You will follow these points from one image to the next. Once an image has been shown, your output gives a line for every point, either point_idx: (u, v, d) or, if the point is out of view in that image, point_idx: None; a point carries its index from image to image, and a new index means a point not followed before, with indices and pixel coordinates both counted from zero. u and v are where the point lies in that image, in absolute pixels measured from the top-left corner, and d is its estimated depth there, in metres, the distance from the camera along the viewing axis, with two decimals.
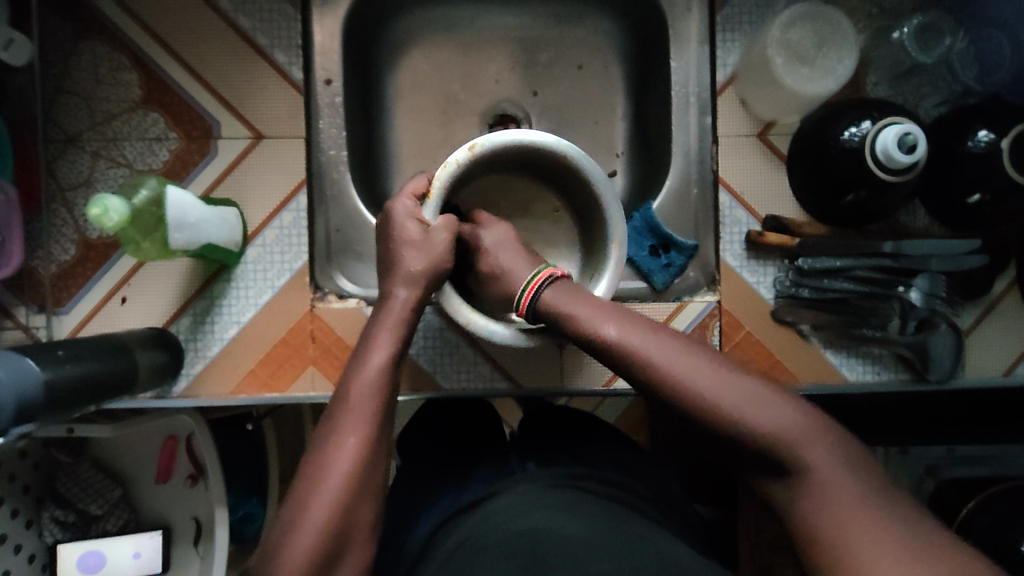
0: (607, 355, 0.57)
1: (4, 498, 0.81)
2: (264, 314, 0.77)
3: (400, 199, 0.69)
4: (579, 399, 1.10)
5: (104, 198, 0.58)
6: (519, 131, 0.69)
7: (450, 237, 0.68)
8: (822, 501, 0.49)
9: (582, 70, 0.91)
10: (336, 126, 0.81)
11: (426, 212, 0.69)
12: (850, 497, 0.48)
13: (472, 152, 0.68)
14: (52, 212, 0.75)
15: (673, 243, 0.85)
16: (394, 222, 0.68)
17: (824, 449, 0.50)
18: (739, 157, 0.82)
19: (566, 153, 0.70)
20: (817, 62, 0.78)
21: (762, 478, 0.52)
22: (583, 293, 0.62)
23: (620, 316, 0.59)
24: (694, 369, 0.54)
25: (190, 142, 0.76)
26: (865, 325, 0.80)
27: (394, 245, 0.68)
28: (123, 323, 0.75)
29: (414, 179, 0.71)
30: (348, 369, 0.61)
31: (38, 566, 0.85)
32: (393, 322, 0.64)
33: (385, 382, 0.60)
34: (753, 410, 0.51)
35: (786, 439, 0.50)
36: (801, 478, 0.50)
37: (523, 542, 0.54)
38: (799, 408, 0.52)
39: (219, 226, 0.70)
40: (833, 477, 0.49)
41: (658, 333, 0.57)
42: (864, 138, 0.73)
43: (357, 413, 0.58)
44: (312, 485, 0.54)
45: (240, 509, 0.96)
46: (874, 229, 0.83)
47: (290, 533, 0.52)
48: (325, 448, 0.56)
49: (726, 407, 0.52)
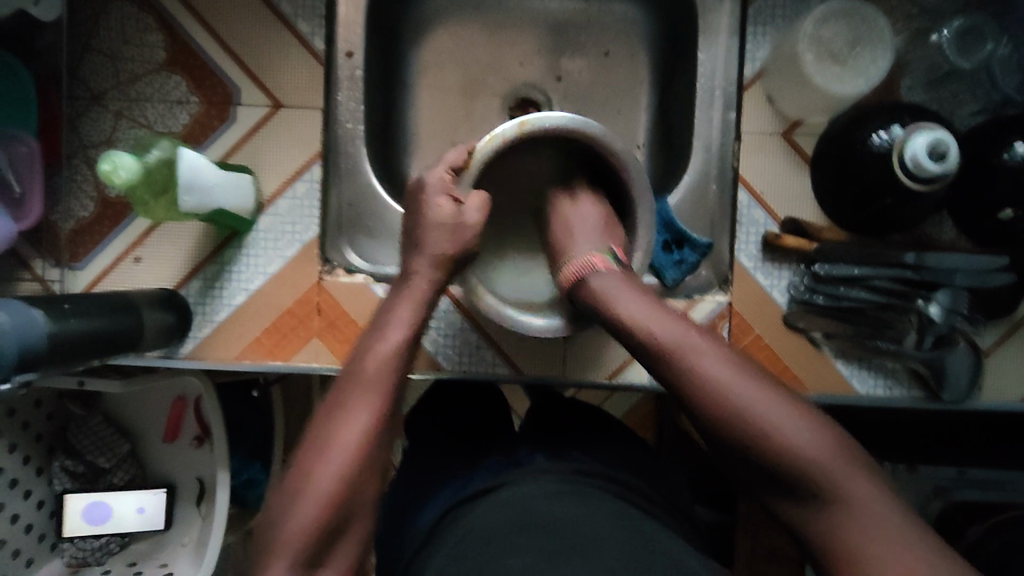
0: (651, 354, 0.59)
1: (17, 443, 0.83)
2: (273, 283, 0.77)
3: (436, 171, 0.70)
4: (587, 391, 1.09)
5: (114, 154, 0.58)
6: (572, 116, 0.67)
7: (482, 217, 0.68)
8: (851, 530, 0.50)
9: (608, 58, 0.90)
10: (355, 99, 0.81)
11: (460, 187, 0.69)
12: (880, 528, 0.49)
13: (522, 128, 0.67)
14: (73, 168, 0.76)
15: (687, 239, 0.83)
16: (427, 198, 0.68)
17: (858, 481, 0.52)
18: (762, 155, 0.80)
19: (612, 145, 0.68)
20: (851, 61, 0.75)
21: (786, 498, 0.54)
22: (632, 288, 0.63)
23: (657, 310, 0.61)
24: (740, 385, 0.55)
25: (210, 108, 0.77)
26: (881, 337, 0.77)
27: (424, 223, 0.68)
28: (135, 281, 0.76)
29: (453, 150, 0.72)
30: (363, 342, 0.62)
31: (46, 514, 0.87)
32: (415, 301, 0.65)
33: (398, 356, 0.60)
34: (791, 432, 0.53)
35: (821, 463, 0.52)
36: (833, 506, 0.51)
37: (535, 529, 0.55)
38: (833, 435, 0.54)
39: (232, 192, 0.70)
40: (865, 507, 0.50)
41: (702, 341, 0.58)
42: (893, 144, 0.70)
43: (371, 383, 0.58)
44: (321, 452, 0.54)
45: (242, 474, 0.97)
46: (897, 239, 0.80)
47: (295, 500, 0.52)
48: (337, 415, 0.56)
49: (764, 422, 0.53)
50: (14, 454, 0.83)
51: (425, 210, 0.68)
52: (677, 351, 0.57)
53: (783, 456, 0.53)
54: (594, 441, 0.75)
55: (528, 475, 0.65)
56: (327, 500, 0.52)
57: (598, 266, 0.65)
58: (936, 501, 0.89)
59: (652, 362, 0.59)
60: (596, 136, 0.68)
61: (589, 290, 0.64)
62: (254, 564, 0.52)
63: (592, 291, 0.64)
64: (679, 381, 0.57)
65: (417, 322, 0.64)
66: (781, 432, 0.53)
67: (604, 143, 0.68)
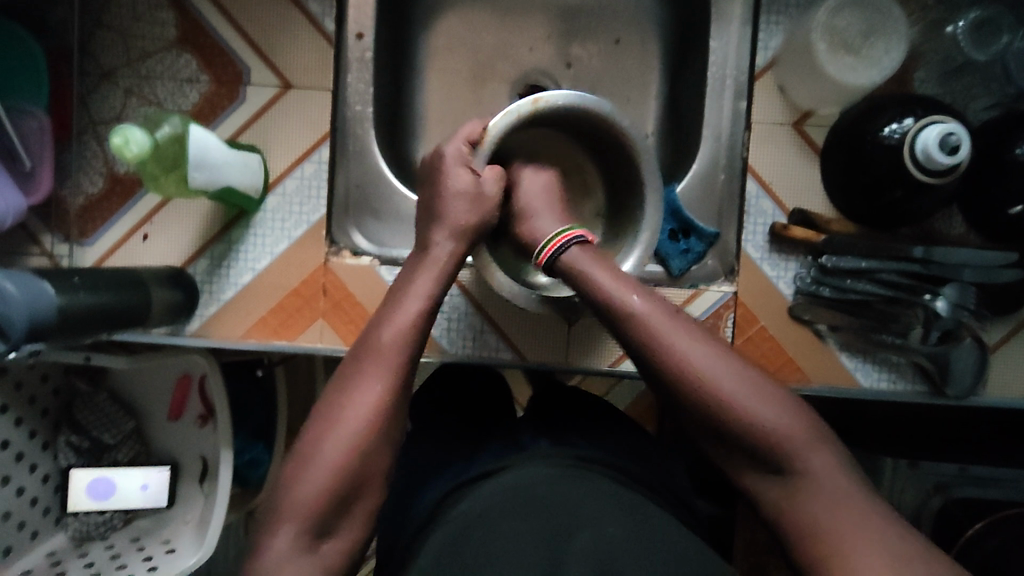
0: (623, 328, 0.58)
1: (24, 417, 0.84)
2: (279, 263, 0.78)
3: (454, 143, 0.70)
4: (591, 380, 1.09)
5: (127, 128, 0.59)
6: (586, 95, 0.69)
7: (499, 190, 0.70)
8: (810, 504, 0.51)
9: (619, 45, 0.89)
10: (364, 81, 0.80)
11: (477, 160, 0.69)
12: (838, 502, 0.51)
13: (536, 104, 0.68)
14: (83, 144, 0.76)
15: (693, 228, 0.83)
16: (446, 170, 0.68)
17: (820, 456, 0.53)
18: (772, 145, 0.80)
19: (623, 123, 0.70)
20: (864, 52, 0.74)
21: (754, 472, 0.55)
22: (605, 260, 0.62)
23: (631, 285, 0.60)
24: (713, 361, 0.55)
25: (220, 86, 0.77)
26: (886, 331, 0.78)
27: (442, 195, 0.68)
28: (143, 258, 0.77)
29: (469, 123, 0.71)
30: (380, 314, 0.62)
31: (51, 488, 0.88)
32: (435, 273, 0.65)
33: (414, 329, 0.60)
34: (756, 409, 0.54)
35: (790, 438, 0.53)
36: (794, 479, 0.53)
37: (533, 509, 0.55)
38: (799, 412, 0.55)
39: (241, 170, 0.71)
40: (825, 481, 0.52)
41: (675, 315, 0.58)
42: (904, 136, 0.70)
43: (385, 356, 0.58)
44: (330, 424, 0.54)
45: (245, 453, 0.98)
46: (906, 233, 0.80)
47: (304, 472, 0.53)
48: (348, 387, 0.56)
49: (737, 398, 0.54)
50: (22, 428, 0.83)
51: (444, 182, 0.68)
52: (649, 327, 0.57)
53: (752, 431, 0.54)
54: (596, 428, 0.76)
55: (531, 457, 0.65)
56: (335, 472, 0.53)
57: (578, 241, 0.65)
58: (937, 497, 0.88)
59: (624, 336, 0.58)
60: (608, 116, 0.69)
61: (565, 264, 0.64)
62: (260, 540, 0.52)
63: (569, 264, 0.63)
64: (649, 358, 0.57)
65: (437, 293, 0.64)
66: (747, 408, 0.54)
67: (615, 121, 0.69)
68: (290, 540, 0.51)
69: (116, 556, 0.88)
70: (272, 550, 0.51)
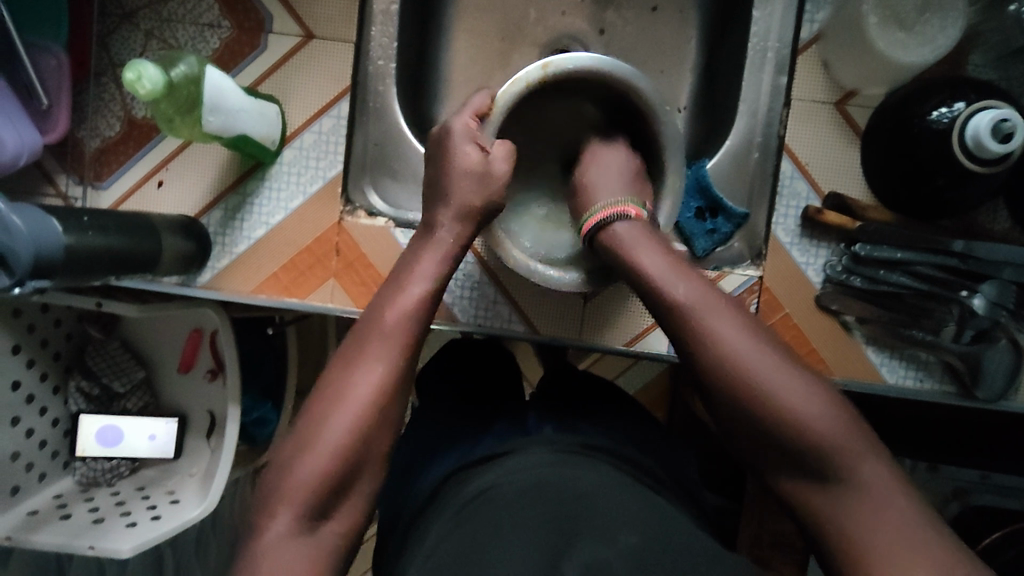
0: (670, 315, 0.57)
1: (36, 359, 0.84)
2: (294, 219, 0.76)
3: (462, 116, 0.68)
4: (604, 362, 1.07)
5: (139, 63, 0.57)
6: (596, 56, 0.67)
7: (508, 167, 0.66)
8: (854, 513, 0.49)
9: (655, 13, 0.87)
10: (388, 35, 0.79)
11: (484, 135, 0.67)
12: (887, 514, 0.48)
13: (545, 70, 0.66)
14: (102, 85, 0.75)
15: (721, 208, 0.80)
16: (452, 145, 0.66)
17: (872, 465, 0.51)
18: (811, 124, 0.77)
19: (639, 85, 0.68)
20: (917, 28, 0.69)
21: (793, 472, 0.53)
22: (658, 242, 0.61)
23: (676, 268, 0.59)
24: (756, 355, 0.54)
25: (242, 33, 0.75)
26: (916, 327, 0.73)
27: (450, 171, 0.66)
28: (157, 206, 0.76)
29: (478, 95, 0.70)
30: (388, 290, 0.60)
31: (61, 432, 0.88)
32: (439, 254, 0.63)
33: (421, 309, 0.58)
34: (803, 409, 0.52)
35: (835, 441, 0.51)
36: (841, 484, 0.50)
37: (542, 496, 0.52)
38: (845, 414, 0.53)
39: (257, 119, 0.69)
40: (876, 490, 0.49)
41: (722, 303, 0.57)
42: (955, 120, 0.65)
43: (391, 334, 0.56)
44: (336, 400, 0.53)
45: (253, 412, 0.96)
46: (946, 224, 0.75)
47: (306, 449, 0.51)
48: (355, 362, 0.55)
49: (779, 395, 0.52)
50: (33, 369, 0.83)
51: (454, 153, 0.66)
52: (694, 315, 0.56)
53: (794, 429, 0.52)
54: (606, 414, 0.74)
55: (544, 444, 0.63)
56: (335, 453, 0.51)
57: (628, 214, 0.63)
58: (955, 502, 0.87)
59: (668, 321, 0.58)
60: (624, 78, 0.67)
61: (613, 239, 0.63)
62: (262, 496, 0.52)
63: (615, 241, 0.62)
64: (693, 347, 0.56)
65: (440, 275, 0.62)
66: (794, 407, 0.52)
67: (631, 84, 0.67)
68: (287, 524, 0.49)
69: (120, 502, 0.88)
70: (273, 508, 0.50)
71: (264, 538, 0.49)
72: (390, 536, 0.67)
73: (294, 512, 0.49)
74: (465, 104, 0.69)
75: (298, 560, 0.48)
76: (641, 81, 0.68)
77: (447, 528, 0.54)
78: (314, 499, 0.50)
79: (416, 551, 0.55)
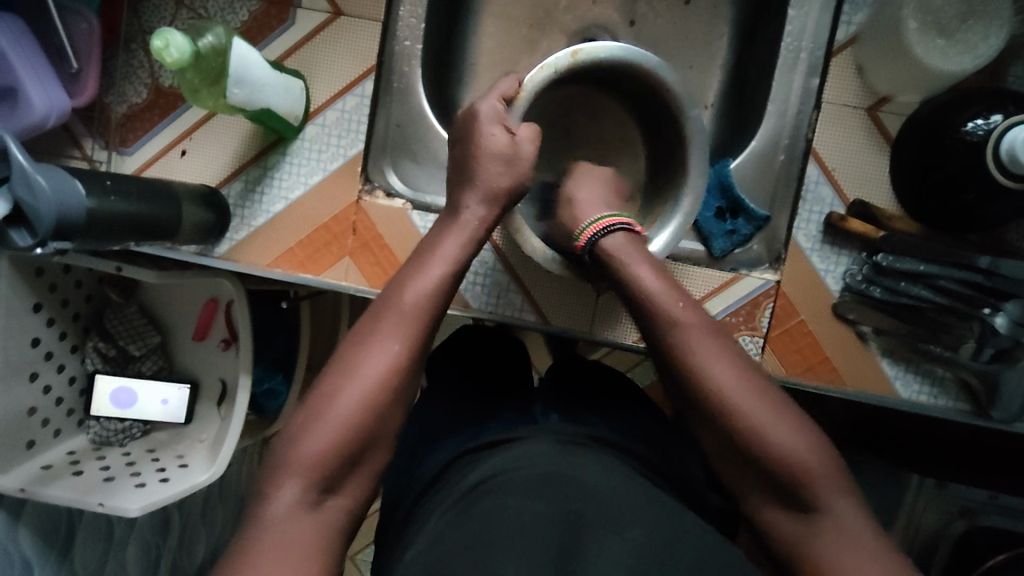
0: (659, 330, 0.57)
1: (55, 318, 0.85)
2: (313, 195, 0.77)
3: (489, 100, 0.67)
4: (615, 357, 1.07)
5: (167, 31, 0.57)
6: (625, 46, 0.66)
7: (535, 148, 0.66)
8: (819, 538, 0.49)
9: (688, 7, 0.86)
10: (416, 15, 0.79)
11: (512, 117, 0.66)
12: (854, 545, 0.48)
13: (575, 58, 0.65)
14: (131, 52, 0.76)
15: (742, 209, 0.80)
16: (481, 124, 0.66)
17: (843, 498, 0.50)
18: (841, 129, 0.75)
19: (668, 82, 0.67)
20: (958, 35, 0.68)
21: (765, 500, 0.52)
22: (647, 256, 0.61)
23: (669, 288, 0.59)
24: (739, 382, 0.53)
25: (271, 7, 0.74)
26: (935, 341, 0.72)
27: (477, 154, 0.65)
28: (180, 174, 0.76)
29: (505, 79, 0.69)
30: (405, 272, 0.60)
31: (77, 390, 0.90)
32: (461, 239, 0.62)
33: (435, 293, 0.58)
34: (778, 436, 0.52)
35: (810, 474, 0.50)
36: (812, 516, 0.50)
37: (552, 487, 0.52)
38: (825, 449, 0.52)
39: (282, 94, 0.70)
40: (846, 525, 0.49)
41: (711, 329, 0.56)
42: (990, 132, 0.63)
43: (407, 317, 0.56)
44: (344, 381, 0.53)
45: (264, 382, 0.97)
46: (973, 239, 0.73)
47: (313, 425, 0.52)
48: (366, 344, 0.55)
49: (756, 421, 0.52)
50: (53, 328, 0.85)
51: (477, 140, 0.65)
52: (682, 334, 0.56)
53: (769, 457, 0.51)
54: (616, 409, 0.73)
55: (547, 433, 0.63)
56: (338, 433, 0.51)
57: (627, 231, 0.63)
58: (960, 521, 0.92)
59: (654, 336, 0.58)
60: (654, 73, 0.67)
61: (603, 250, 0.63)
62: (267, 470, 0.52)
63: (605, 253, 0.62)
64: (672, 362, 0.56)
65: (462, 258, 0.62)
66: (773, 436, 0.52)
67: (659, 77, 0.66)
68: (294, 497, 0.49)
69: (131, 463, 0.89)
70: (277, 483, 0.50)
71: (265, 511, 0.49)
72: (393, 513, 0.67)
73: (300, 489, 0.50)
74: (494, 87, 0.68)
75: (304, 537, 0.48)
76: (668, 74, 0.67)
77: (449, 514, 0.54)
78: (317, 475, 0.50)
79: (418, 532, 0.55)
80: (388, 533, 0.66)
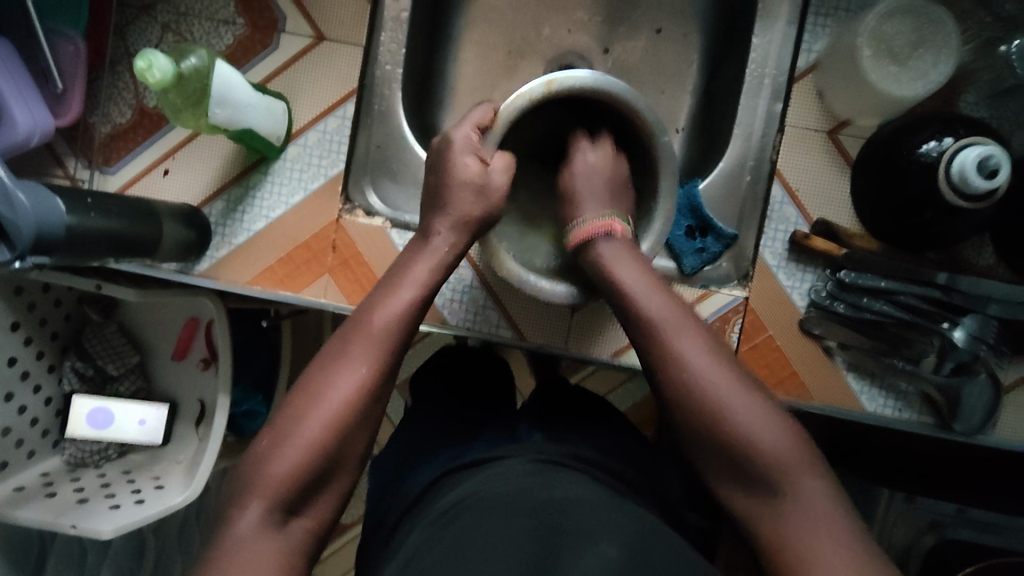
0: (637, 326, 0.60)
1: (33, 337, 0.85)
2: (293, 214, 0.78)
3: (463, 129, 0.70)
4: (598, 377, 1.08)
5: (151, 53, 0.59)
6: (596, 74, 0.69)
7: (507, 178, 0.69)
8: (787, 520, 0.51)
9: (659, 35, 0.90)
10: (396, 41, 0.82)
11: (485, 146, 0.69)
12: (822, 526, 0.49)
13: (548, 87, 0.68)
14: (116, 74, 0.77)
15: (711, 228, 0.82)
16: (452, 157, 0.68)
17: (812, 480, 0.52)
18: (804, 151, 0.79)
19: (638, 108, 0.70)
20: (910, 62, 0.72)
21: (733, 480, 0.54)
22: (635, 258, 0.64)
23: (650, 284, 0.62)
24: (711, 369, 0.56)
25: (255, 32, 0.77)
26: (897, 356, 0.75)
27: (450, 181, 0.67)
28: (161, 193, 0.78)
29: (478, 110, 0.72)
30: (372, 298, 0.61)
31: (53, 410, 0.89)
32: (431, 265, 0.64)
33: (406, 315, 0.60)
34: (748, 423, 0.54)
35: (779, 458, 0.53)
36: (779, 498, 0.52)
37: (521, 504, 0.53)
38: (796, 437, 0.54)
39: (263, 114, 0.72)
40: (812, 507, 0.51)
41: (690, 323, 0.59)
42: (942, 154, 0.67)
43: (381, 341, 0.57)
44: (313, 403, 0.54)
45: (244, 403, 0.97)
46: (931, 257, 0.76)
47: (286, 449, 0.52)
48: (338, 365, 0.56)
49: (728, 405, 0.55)
50: (30, 347, 0.85)
51: (455, 162, 0.67)
52: (661, 326, 0.59)
53: (738, 440, 0.54)
54: (594, 426, 0.74)
55: (522, 451, 0.64)
56: (311, 450, 0.52)
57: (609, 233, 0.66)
58: (930, 535, 0.93)
59: (636, 332, 0.61)
60: (622, 99, 0.70)
61: (596, 251, 0.66)
62: (243, 485, 0.53)
63: (596, 254, 0.66)
64: (650, 353, 0.59)
65: (432, 282, 0.63)
66: (744, 421, 0.54)
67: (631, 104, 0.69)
68: (264, 516, 0.50)
69: (106, 484, 0.89)
70: (253, 497, 0.51)
71: (241, 525, 0.50)
72: (373, 533, 0.68)
73: (274, 504, 0.50)
74: (465, 117, 0.72)
75: (273, 552, 0.49)
76: (637, 102, 0.70)
77: (428, 530, 0.54)
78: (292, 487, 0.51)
79: (397, 550, 0.55)
80: (367, 550, 0.66)
